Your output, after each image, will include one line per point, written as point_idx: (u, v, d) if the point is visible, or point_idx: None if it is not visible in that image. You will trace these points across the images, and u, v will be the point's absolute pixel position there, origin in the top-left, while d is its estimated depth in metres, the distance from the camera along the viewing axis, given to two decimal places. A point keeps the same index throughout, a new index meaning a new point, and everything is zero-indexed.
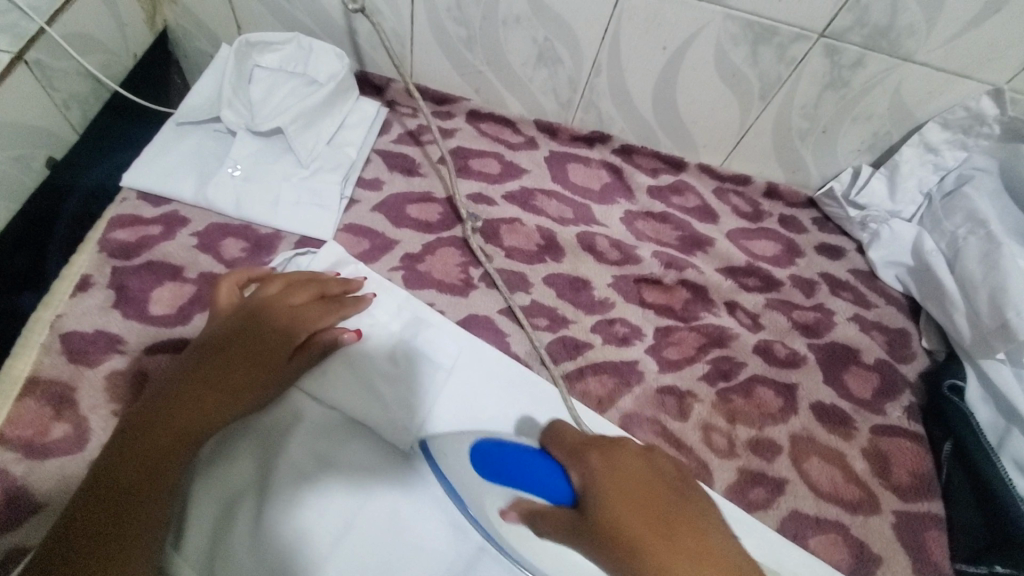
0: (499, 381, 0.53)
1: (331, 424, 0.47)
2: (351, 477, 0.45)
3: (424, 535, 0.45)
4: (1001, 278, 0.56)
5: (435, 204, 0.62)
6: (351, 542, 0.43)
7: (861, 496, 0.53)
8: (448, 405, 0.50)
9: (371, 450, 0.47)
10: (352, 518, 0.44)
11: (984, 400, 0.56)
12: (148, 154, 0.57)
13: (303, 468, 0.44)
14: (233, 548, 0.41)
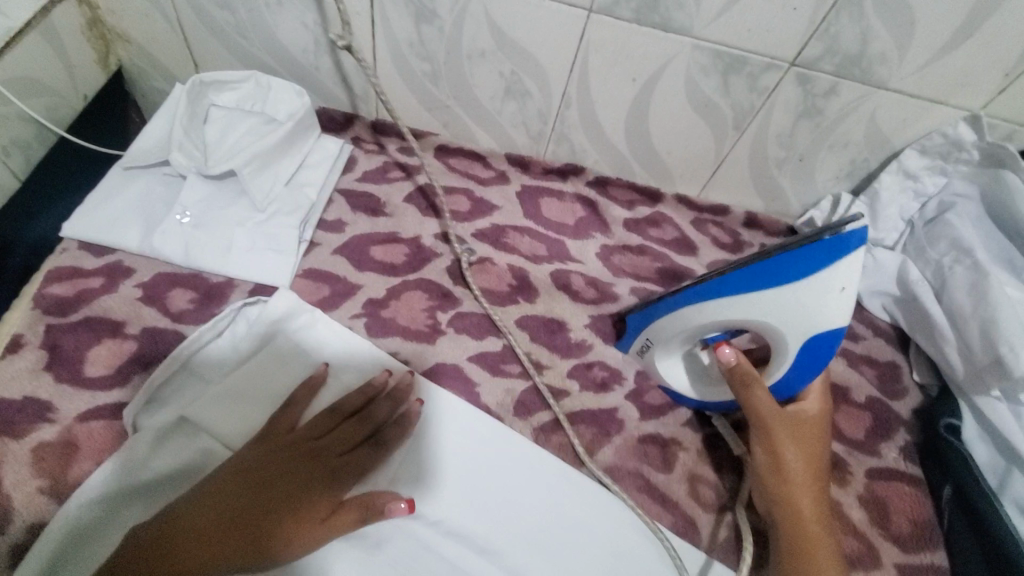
0: (476, 439, 0.48)
1: None
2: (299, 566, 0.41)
3: None
4: (992, 310, 0.54)
5: (401, 245, 0.59)
6: None
7: (861, 550, 0.50)
8: (415, 470, 0.46)
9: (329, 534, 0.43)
10: None
11: (982, 439, 0.53)
12: (92, 202, 0.54)
13: None
14: None
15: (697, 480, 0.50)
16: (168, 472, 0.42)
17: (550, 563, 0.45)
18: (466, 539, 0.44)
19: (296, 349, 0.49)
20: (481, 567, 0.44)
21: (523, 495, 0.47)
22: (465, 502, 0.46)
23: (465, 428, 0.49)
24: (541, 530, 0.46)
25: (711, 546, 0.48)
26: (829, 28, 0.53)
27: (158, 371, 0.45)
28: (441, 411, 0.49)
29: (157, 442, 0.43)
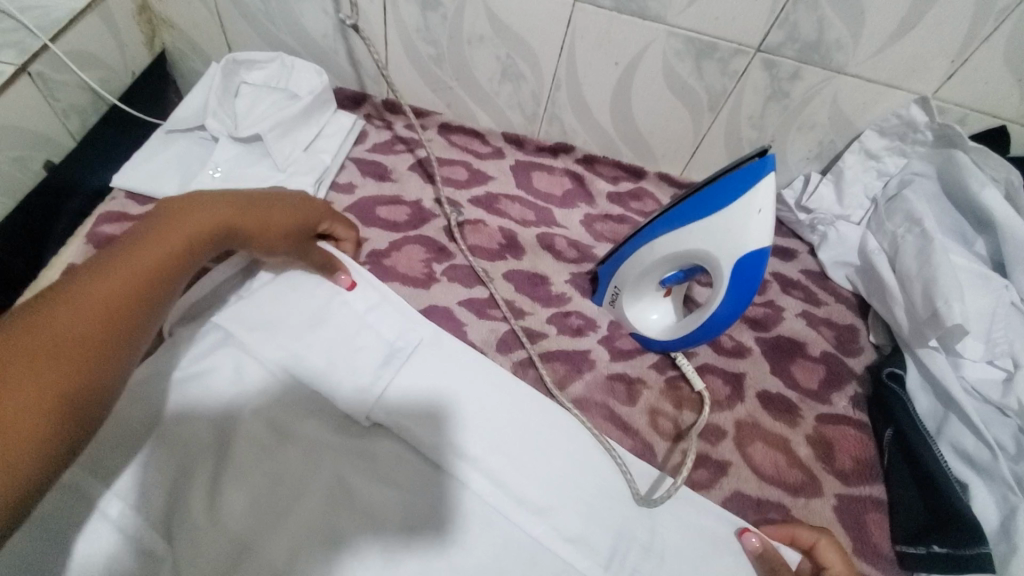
0: (454, 362, 0.55)
1: (295, 399, 0.51)
2: (302, 449, 0.48)
3: (371, 502, 0.47)
4: (933, 270, 0.60)
5: (404, 206, 0.67)
6: (296, 508, 0.46)
7: (803, 479, 0.55)
8: (404, 387, 0.53)
9: (325, 426, 0.50)
10: (301, 484, 0.47)
11: (923, 388, 0.59)
12: (138, 158, 0.62)
13: (261, 440, 0.48)
14: (186, 511, 0.44)
15: (656, 413, 0.57)
16: (199, 374, 0.50)
17: (522, 465, 0.51)
18: (447, 446, 0.50)
19: (311, 283, 0.56)
20: (460, 470, 0.49)
21: (495, 408, 0.53)
22: (448, 419, 0.52)
23: (451, 356, 0.55)
24: (516, 442, 0.52)
25: (665, 468, 0.54)
26: (787, 17, 0.59)
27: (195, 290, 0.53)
28: (432, 340, 0.56)
29: (196, 352, 0.51)
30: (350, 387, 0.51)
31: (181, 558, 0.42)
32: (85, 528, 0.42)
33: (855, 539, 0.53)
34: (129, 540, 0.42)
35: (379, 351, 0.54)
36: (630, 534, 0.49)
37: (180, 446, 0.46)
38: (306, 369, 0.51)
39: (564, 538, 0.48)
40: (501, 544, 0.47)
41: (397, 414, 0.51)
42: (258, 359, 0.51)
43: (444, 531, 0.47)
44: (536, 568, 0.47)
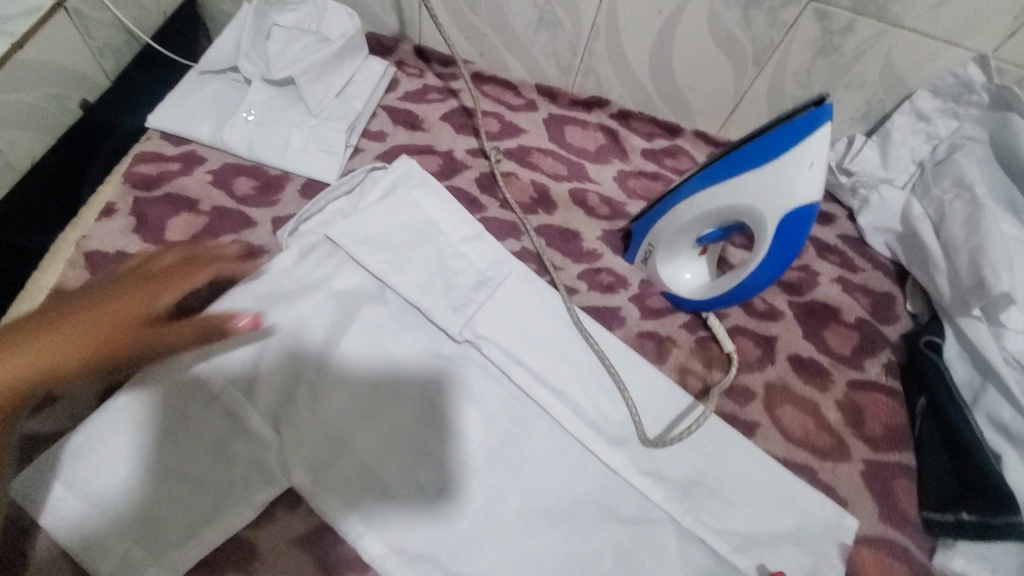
0: (536, 300, 0.56)
1: (393, 313, 0.53)
2: (394, 366, 0.50)
3: (458, 418, 0.49)
4: (981, 238, 0.58)
5: (435, 156, 0.66)
6: (389, 420, 0.48)
7: (831, 443, 0.55)
8: (490, 317, 0.54)
9: (417, 343, 0.52)
10: (392, 398, 0.49)
11: (961, 358, 0.57)
12: (172, 98, 0.62)
13: (360, 354, 0.50)
14: (294, 414, 0.47)
15: (685, 372, 0.57)
16: (306, 287, 0.52)
17: (597, 396, 0.52)
18: (532, 370, 0.52)
19: (415, 209, 0.57)
20: (542, 395, 0.50)
21: (579, 339, 0.55)
22: (532, 346, 0.54)
23: (539, 291, 0.57)
24: (590, 376, 0.53)
25: None
26: None
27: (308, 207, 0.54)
28: (519, 277, 0.57)
29: (303, 257, 0.53)
30: (446, 305, 0.53)
31: (286, 451, 0.45)
32: (204, 410, 0.45)
33: (882, 504, 0.52)
34: (241, 425, 0.45)
35: (471, 277, 0.55)
36: (670, 476, 0.49)
37: (286, 352, 0.49)
38: (406, 288, 0.53)
39: (638, 470, 0.49)
40: (576, 466, 0.49)
41: (489, 336, 0.53)
42: (361, 270, 0.54)
43: (526, 446, 0.49)
44: (608, 493, 0.48)
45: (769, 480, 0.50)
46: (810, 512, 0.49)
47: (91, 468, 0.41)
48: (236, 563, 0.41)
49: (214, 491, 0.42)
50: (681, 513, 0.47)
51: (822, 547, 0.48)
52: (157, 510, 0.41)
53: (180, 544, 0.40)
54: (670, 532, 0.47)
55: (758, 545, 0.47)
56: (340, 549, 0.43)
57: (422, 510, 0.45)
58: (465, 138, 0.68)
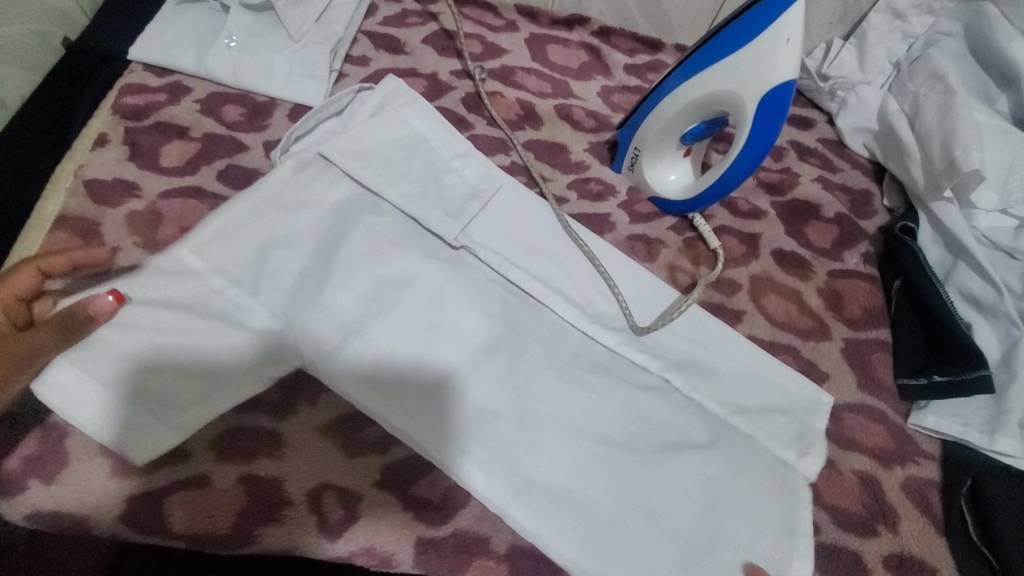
0: (529, 210, 0.57)
1: (392, 224, 0.54)
2: (396, 270, 0.51)
3: (463, 317, 0.50)
4: (953, 123, 0.60)
5: (419, 78, 0.66)
6: (396, 320, 0.49)
7: (813, 325, 0.58)
8: (486, 226, 0.55)
9: (418, 250, 0.53)
10: (397, 299, 0.50)
11: (934, 240, 0.61)
12: (151, 29, 0.61)
13: (360, 260, 0.51)
14: (303, 317, 0.48)
15: (675, 269, 0.59)
16: (302, 201, 0.52)
17: (591, 292, 0.54)
18: (528, 270, 0.54)
19: (404, 126, 0.58)
20: (540, 292, 0.52)
21: (572, 243, 0.56)
22: (527, 251, 0.55)
23: (530, 202, 0.58)
24: (584, 274, 0.55)
25: None
26: None
27: (297, 127, 0.55)
28: (510, 189, 0.58)
29: (297, 170, 0.53)
30: (441, 214, 0.54)
31: (302, 352, 0.47)
32: (215, 314, 0.46)
33: (861, 376, 0.56)
34: (255, 330, 0.47)
35: (463, 189, 0.56)
36: (664, 355, 0.52)
37: (291, 263, 0.50)
38: (402, 200, 0.54)
39: (635, 355, 0.51)
40: (577, 354, 0.51)
41: (484, 242, 0.54)
42: (354, 184, 0.54)
43: (528, 338, 0.51)
44: (609, 377, 0.50)
45: (755, 362, 0.53)
46: (792, 389, 0.52)
47: (107, 356, 0.42)
48: (264, 449, 0.44)
49: (235, 385, 0.45)
50: (675, 388, 0.50)
51: (804, 420, 0.51)
52: (181, 400, 0.43)
53: (211, 428, 0.43)
54: (668, 405, 0.50)
55: (743, 417, 0.50)
56: (361, 434, 0.46)
57: (438, 398, 0.47)
58: (448, 60, 0.69)
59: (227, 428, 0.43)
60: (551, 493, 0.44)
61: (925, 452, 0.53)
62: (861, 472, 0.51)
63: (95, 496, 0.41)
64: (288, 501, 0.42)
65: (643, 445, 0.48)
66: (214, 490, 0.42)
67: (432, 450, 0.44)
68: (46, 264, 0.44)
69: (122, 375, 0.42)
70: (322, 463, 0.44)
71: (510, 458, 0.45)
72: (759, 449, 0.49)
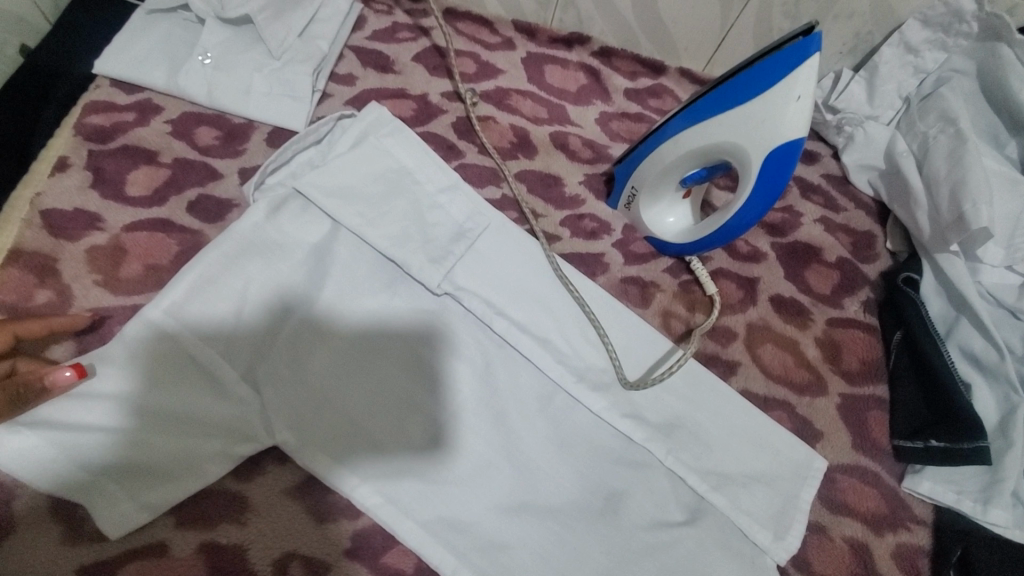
0: (518, 253, 0.55)
1: (371, 267, 0.51)
2: (375, 320, 0.49)
3: (444, 372, 0.48)
4: (963, 172, 0.58)
5: (408, 100, 0.63)
6: (372, 376, 0.47)
7: (810, 379, 0.56)
8: (471, 270, 0.53)
9: (398, 299, 0.51)
10: (374, 352, 0.48)
11: (937, 293, 0.58)
12: (119, 42, 0.58)
13: (336, 308, 0.49)
14: (273, 370, 0.46)
15: (669, 316, 0.57)
16: (277, 240, 0.49)
17: (579, 343, 0.52)
18: (514, 321, 0.51)
19: (388, 157, 0.55)
20: (525, 345, 0.50)
21: (560, 290, 0.54)
22: (514, 297, 0.52)
23: (519, 241, 0.55)
24: (574, 322, 0.53)
25: None
26: None
27: (273, 158, 0.51)
28: (499, 228, 0.55)
29: (273, 208, 0.50)
30: (424, 258, 0.51)
31: (267, 410, 0.44)
32: (180, 365, 0.43)
33: (856, 435, 0.54)
34: (218, 385, 0.44)
35: (449, 229, 0.53)
36: (653, 412, 0.50)
37: (261, 309, 0.47)
38: (381, 241, 0.51)
39: (621, 413, 0.49)
40: (561, 414, 0.49)
41: (469, 288, 0.52)
42: (331, 222, 0.51)
43: (511, 395, 0.49)
44: (592, 442, 0.49)
45: (745, 423, 0.51)
46: (783, 454, 0.50)
47: (65, 420, 0.40)
48: (228, 515, 0.42)
49: (192, 437, 0.42)
50: (663, 453, 0.48)
51: (795, 489, 0.49)
52: (135, 452, 0.41)
53: (157, 484, 0.41)
54: (661, 474, 0.48)
55: (732, 485, 0.48)
56: (331, 498, 0.44)
57: (413, 464, 0.45)
58: (439, 81, 0.65)
59: (176, 486, 0.41)
60: (521, 569, 0.42)
61: (917, 517, 0.52)
62: (851, 539, 0.50)
63: (42, 565, 0.38)
64: (251, 572, 0.40)
65: (623, 515, 0.46)
66: (173, 559, 0.40)
67: (401, 521, 0.42)
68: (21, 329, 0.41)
69: (79, 428, 0.40)
70: (290, 529, 0.42)
71: (482, 530, 0.44)
72: (748, 522, 0.47)
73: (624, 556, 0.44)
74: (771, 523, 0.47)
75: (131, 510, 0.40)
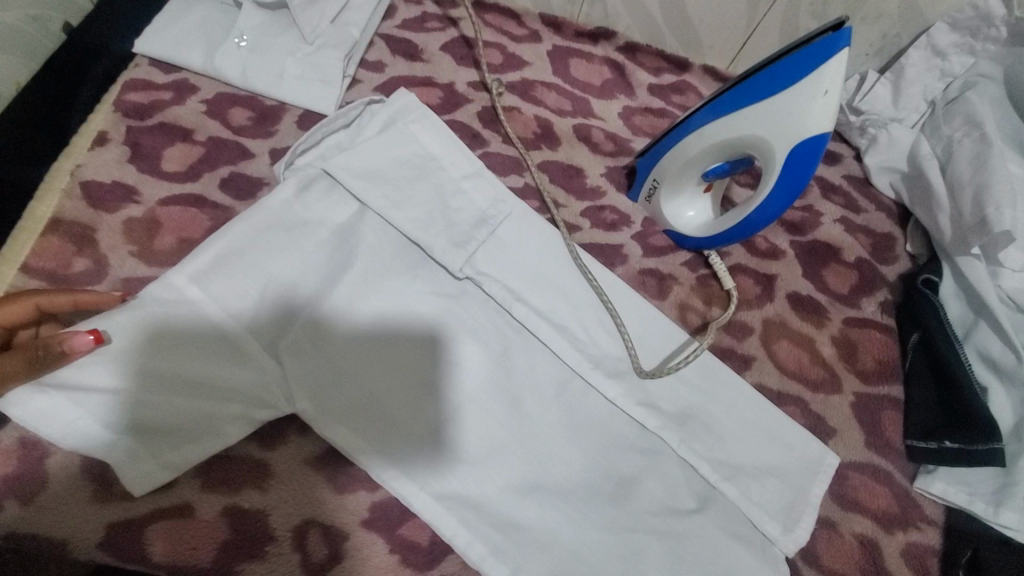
0: (539, 242, 0.55)
1: (393, 248, 0.52)
2: (394, 300, 0.50)
3: (459, 353, 0.49)
4: (988, 176, 0.58)
5: (436, 88, 0.64)
6: (390, 353, 0.48)
7: (824, 376, 0.56)
8: (491, 255, 0.53)
9: (417, 280, 0.52)
10: (392, 330, 0.49)
11: (957, 296, 0.58)
12: (160, 23, 0.60)
13: (357, 286, 0.50)
14: (293, 343, 0.47)
15: (686, 308, 0.57)
16: (303, 219, 0.51)
17: (596, 331, 0.52)
18: (533, 307, 0.52)
19: (415, 143, 0.56)
20: (544, 331, 0.51)
21: (579, 279, 0.54)
22: (533, 284, 0.53)
23: (541, 230, 0.56)
24: (593, 310, 0.53)
25: None
26: None
27: (301, 140, 0.53)
28: (521, 216, 0.56)
29: (301, 188, 0.52)
30: (446, 242, 0.52)
31: (288, 381, 0.45)
32: (200, 333, 0.44)
33: (869, 434, 0.54)
34: (238, 354, 0.45)
35: (471, 215, 0.54)
36: (668, 399, 0.51)
37: (285, 284, 0.48)
38: (406, 225, 0.52)
39: (636, 401, 0.50)
40: (576, 401, 0.50)
41: (489, 273, 0.52)
42: (356, 203, 0.53)
43: (526, 379, 0.50)
44: (605, 428, 0.49)
45: (758, 416, 0.51)
46: (796, 449, 0.51)
47: (84, 383, 0.41)
48: (251, 481, 0.43)
49: (211, 402, 0.43)
50: (677, 442, 0.48)
51: (806, 483, 0.50)
52: (151, 414, 0.41)
53: (178, 445, 0.41)
54: (674, 464, 0.49)
55: (743, 476, 0.49)
56: (351, 469, 0.45)
57: (429, 441, 0.46)
58: (466, 70, 0.66)
59: (197, 447, 0.42)
60: (533, 547, 0.43)
61: (928, 518, 0.52)
62: (861, 536, 0.50)
63: (74, 519, 0.40)
64: (272, 537, 0.41)
65: (635, 500, 0.47)
66: (198, 521, 0.41)
67: (415, 494, 0.43)
68: (44, 302, 0.42)
69: (94, 390, 0.41)
70: (311, 497, 0.43)
71: (495, 508, 0.44)
72: (759, 513, 0.47)
73: (637, 542, 0.45)
74: (782, 514, 0.48)
75: (152, 468, 0.40)
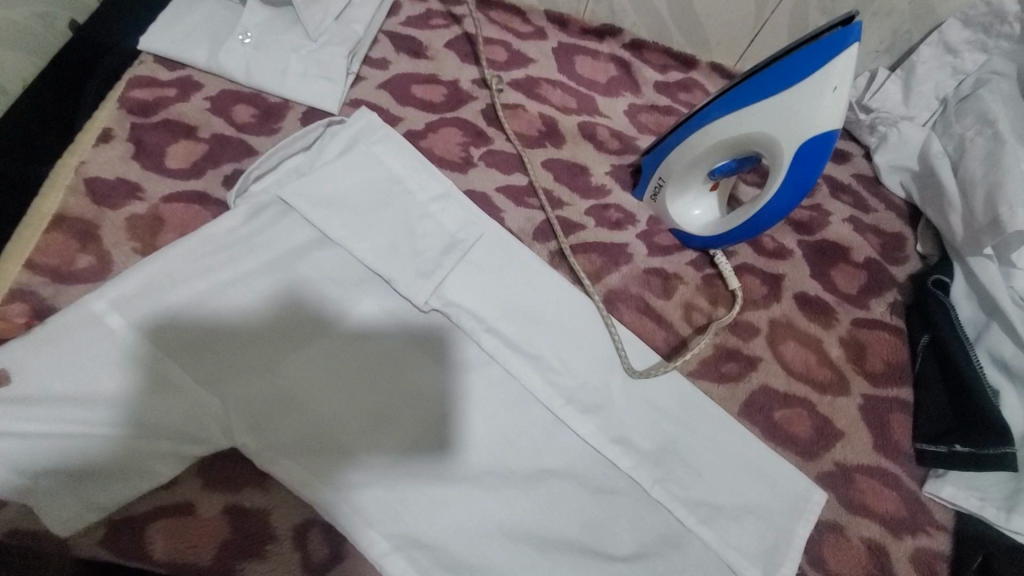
0: (514, 268, 0.54)
1: (352, 277, 0.51)
2: (350, 331, 0.49)
3: (417, 385, 0.48)
4: (1001, 175, 0.57)
5: (440, 86, 0.64)
6: (345, 385, 0.47)
7: (832, 378, 0.56)
8: (456, 283, 0.52)
9: (374, 310, 0.51)
10: (347, 362, 0.48)
11: (968, 297, 0.57)
12: (165, 20, 0.60)
13: (312, 318, 0.49)
14: (241, 375, 0.45)
15: (691, 308, 0.57)
16: (260, 247, 0.50)
17: (570, 360, 0.51)
18: (504, 337, 0.51)
19: (379, 167, 0.55)
20: (512, 363, 0.49)
21: (548, 308, 0.53)
22: (502, 313, 0.52)
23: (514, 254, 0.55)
24: (575, 335, 0.53)
25: (694, 360, 0.54)
26: None
27: (256, 164, 0.52)
28: (493, 240, 0.55)
29: (256, 215, 0.51)
30: (411, 272, 0.51)
31: (231, 415, 0.43)
32: (137, 367, 0.43)
33: (877, 436, 0.54)
34: (178, 387, 0.43)
35: (439, 241, 0.54)
36: (663, 408, 0.51)
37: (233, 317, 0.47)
38: (368, 254, 0.51)
39: (609, 438, 0.49)
40: (546, 437, 0.49)
41: (458, 303, 0.51)
42: (315, 230, 0.52)
43: (489, 411, 0.49)
44: (575, 464, 0.48)
45: (742, 452, 0.50)
46: (781, 487, 0.49)
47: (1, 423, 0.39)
48: (252, 481, 0.43)
49: (142, 439, 0.41)
50: (650, 482, 0.47)
51: (790, 524, 0.48)
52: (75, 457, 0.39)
53: (105, 488, 0.39)
54: (647, 505, 0.47)
55: (722, 518, 0.47)
56: None
57: (388, 476, 0.44)
58: (471, 67, 0.66)
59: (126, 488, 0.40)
60: None
61: (938, 523, 0.51)
62: (869, 540, 0.49)
63: None
64: (273, 536, 0.41)
65: (599, 545, 0.45)
66: (199, 519, 0.41)
67: (365, 533, 0.41)
68: None
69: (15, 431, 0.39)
70: None
71: (453, 548, 0.42)
72: (734, 556, 0.46)
73: None
74: (758, 560, 0.46)
75: (79, 510, 0.39)
